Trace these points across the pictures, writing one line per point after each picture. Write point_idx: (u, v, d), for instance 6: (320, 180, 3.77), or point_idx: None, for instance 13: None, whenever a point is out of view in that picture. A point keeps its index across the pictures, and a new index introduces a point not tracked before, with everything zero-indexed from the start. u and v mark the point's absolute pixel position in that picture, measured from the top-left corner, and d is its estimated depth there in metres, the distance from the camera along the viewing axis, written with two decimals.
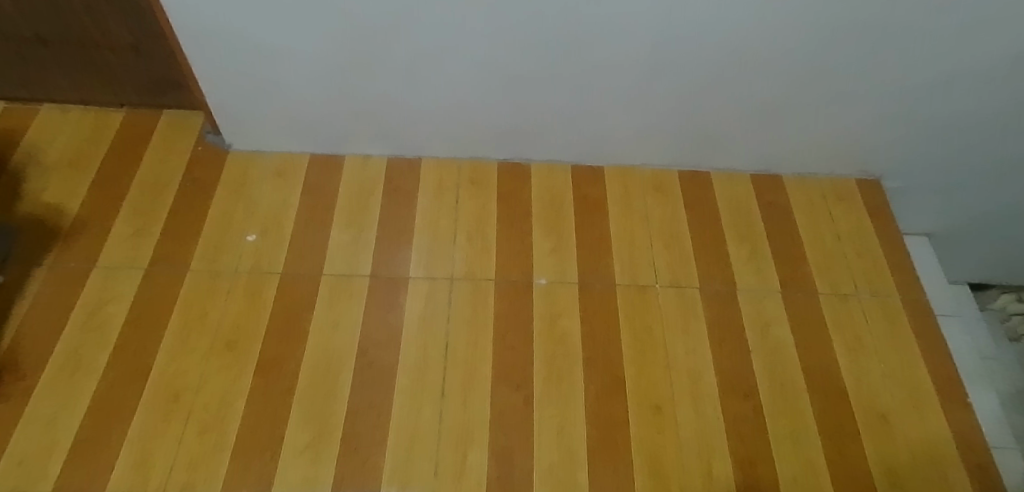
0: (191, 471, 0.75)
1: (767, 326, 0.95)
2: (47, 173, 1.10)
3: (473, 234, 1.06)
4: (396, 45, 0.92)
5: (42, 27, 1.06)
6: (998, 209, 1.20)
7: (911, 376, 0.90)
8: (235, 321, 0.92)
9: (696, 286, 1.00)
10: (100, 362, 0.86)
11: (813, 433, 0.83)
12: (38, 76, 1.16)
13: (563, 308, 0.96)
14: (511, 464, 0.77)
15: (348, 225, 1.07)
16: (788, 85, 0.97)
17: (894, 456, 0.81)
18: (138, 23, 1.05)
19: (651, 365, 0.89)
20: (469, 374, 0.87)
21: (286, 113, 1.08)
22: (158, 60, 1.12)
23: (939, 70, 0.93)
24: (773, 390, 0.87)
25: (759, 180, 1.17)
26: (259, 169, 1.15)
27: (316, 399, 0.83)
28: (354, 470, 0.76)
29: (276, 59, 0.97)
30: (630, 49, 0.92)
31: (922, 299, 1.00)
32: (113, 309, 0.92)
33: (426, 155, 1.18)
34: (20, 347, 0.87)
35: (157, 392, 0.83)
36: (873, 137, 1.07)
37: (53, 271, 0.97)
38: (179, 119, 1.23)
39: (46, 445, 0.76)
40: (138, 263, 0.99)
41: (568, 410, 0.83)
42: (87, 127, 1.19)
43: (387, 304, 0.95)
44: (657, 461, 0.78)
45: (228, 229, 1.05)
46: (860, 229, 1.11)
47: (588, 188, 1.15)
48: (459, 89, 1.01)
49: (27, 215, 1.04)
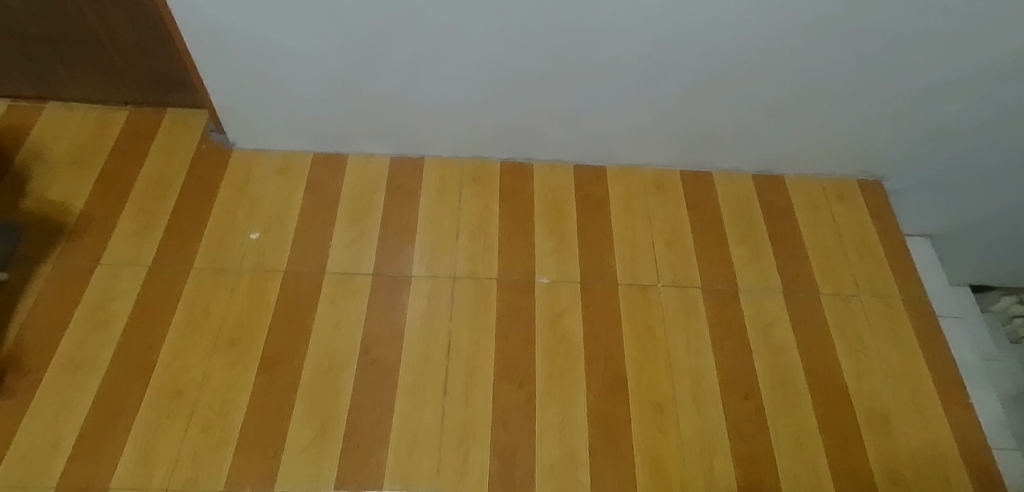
0: (194, 467, 0.75)
1: (768, 326, 0.95)
2: (52, 171, 1.11)
3: (476, 233, 1.07)
4: (400, 45, 0.93)
5: (47, 26, 1.07)
6: (999, 211, 1.20)
7: (912, 377, 0.90)
8: (239, 319, 0.92)
9: (697, 285, 1.01)
10: (104, 359, 0.86)
11: (814, 432, 0.83)
12: (43, 74, 1.17)
13: (565, 307, 0.96)
14: (513, 462, 0.77)
15: (351, 224, 1.07)
16: (790, 85, 0.97)
17: (895, 456, 0.81)
18: (144, 22, 1.06)
19: (653, 364, 0.89)
20: (472, 372, 0.87)
21: (289, 111, 1.09)
22: (162, 59, 1.12)
23: (942, 71, 0.93)
24: (775, 390, 0.87)
25: (760, 181, 1.18)
26: (263, 167, 1.15)
27: (319, 396, 0.83)
28: (356, 467, 0.76)
29: (280, 57, 0.97)
30: (632, 49, 0.92)
31: (923, 300, 1.00)
32: (117, 306, 0.93)
33: (428, 154, 1.18)
34: (24, 343, 0.87)
35: (160, 389, 0.83)
36: (873, 138, 1.07)
37: (57, 268, 0.97)
38: (183, 117, 1.24)
39: (50, 441, 0.77)
40: (142, 260, 0.99)
41: (569, 409, 0.83)
42: (92, 125, 1.19)
43: (390, 302, 0.96)
44: (658, 460, 0.79)
45: (232, 227, 1.05)
46: (861, 230, 1.11)
47: (590, 187, 1.15)
48: (462, 89, 1.01)
49: (32, 212, 1.04)
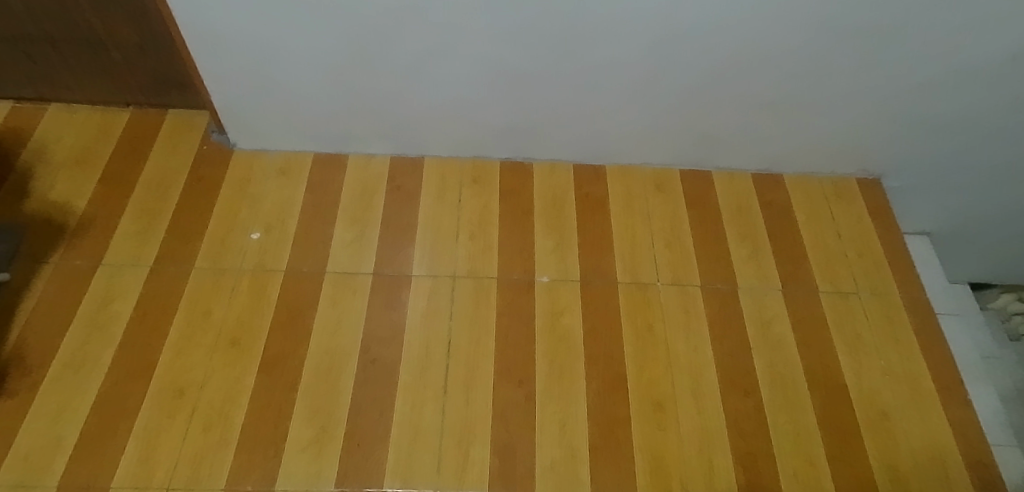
0: (195, 466, 0.75)
1: (767, 324, 0.96)
2: (54, 172, 1.11)
3: (476, 232, 1.07)
4: (401, 45, 0.93)
5: (49, 28, 1.07)
6: (998, 209, 1.21)
7: (912, 375, 0.90)
8: (240, 318, 0.93)
9: (697, 284, 1.01)
10: (106, 359, 0.87)
11: (814, 430, 0.83)
12: (45, 76, 1.17)
13: (565, 306, 0.96)
14: (513, 460, 0.78)
15: (351, 224, 1.07)
16: (789, 83, 0.98)
17: (895, 453, 0.81)
18: (145, 24, 1.06)
19: (652, 363, 0.90)
20: (472, 371, 0.87)
21: (291, 112, 1.09)
22: (164, 60, 1.13)
23: (941, 68, 0.93)
24: (774, 388, 0.87)
25: (760, 179, 1.18)
26: (264, 168, 1.16)
27: (319, 395, 0.84)
28: (357, 465, 0.76)
29: (282, 58, 0.97)
30: (632, 48, 0.92)
31: (922, 297, 1.01)
32: (118, 306, 0.93)
33: (428, 154, 1.19)
34: (26, 343, 0.88)
35: (162, 388, 0.83)
36: (873, 136, 1.08)
37: (60, 269, 0.98)
38: (185, 118, 1.24)
39: (52, 441, 0.77)
40: (144, 260, 1.00)
41: (569, 407, 0.83)
42: (94, 126, 1.20)
43: (390, 301, 0.96)
44: (658, 458, 0.79)
45: (233, 227, 1.06)
46: (860, 228, 1.11)
47: (589, 186, 1.15)
48: (462, 88, 1.02)
49: (35, 213, 1.05)
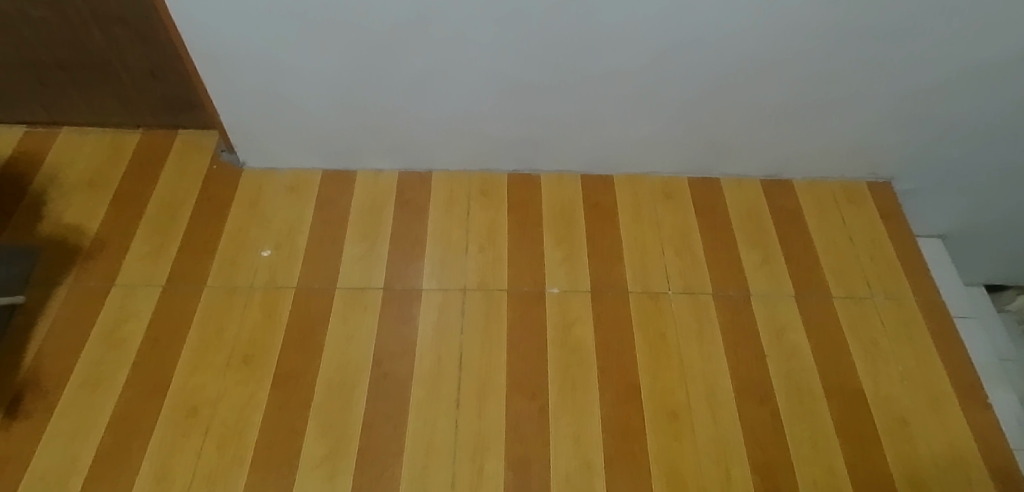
0: (210, 484, 0.75)
1: (781, 331, 0.95)
2: (67, 195, 1.13)
3: (485, 244, 1.07)
4: (406, 61, 0.94)
5: (61, 55, 1.09)
6: (1008, 210, 1.20)
7: (931, 380, 0.89)
8: (252, 336, 0.93)
9: (708, 292, 1.00)
10: (120, 379, 0.87)
11: (833, 438, 0.82)
12: (57, 101, 1.19)
13: (576, 317, 0.96)
14: (528, 473, 0.77)
15: (361, 239, 1.08)
16: (793, 88, 0.98)
17: (916, 459, 0.80)
18: (154, 48, 1.08)
19: (666, 372, 0.89)
20: (484, 384, 0.87)
21: (300, 131, 1.10)
22: (173, 82, 1.15)
23: (951, 68, 0.93)
24: (790, 395, 0.86)
25: (768, 186, 1.18)
26: (273, 185, 1.17)
27: (333, 412, 0.83)
28: (371, 481, 0.76)
29: (290, 77, 0.99)
30: (634, 59, 0.93)
31: (937, 300, 1.00)
32: (132, 326, 0.94)
33: (436, 168, 1.19)
34: (41, 365, 0.89)
35: (177, 407, 0.84)
36: (881, 139, 1.08)
37: (74, 290, 0.99)
38: (194, 139, 1.26)
39: (68, 463, 0.77)
40: (156, 280, 1.01)
41: (583, 419, 0.83)
42: (106, 148, 1.22)
43: (401, 316, 0.96)
44: (674, 468, 0.78)
45: (243, 245, 1.07)
46: (873, 231, 1.10)
47: (598, 196, 1.16)
48: (468, 102, 1.02)
49: (49, 236, 1.06)
